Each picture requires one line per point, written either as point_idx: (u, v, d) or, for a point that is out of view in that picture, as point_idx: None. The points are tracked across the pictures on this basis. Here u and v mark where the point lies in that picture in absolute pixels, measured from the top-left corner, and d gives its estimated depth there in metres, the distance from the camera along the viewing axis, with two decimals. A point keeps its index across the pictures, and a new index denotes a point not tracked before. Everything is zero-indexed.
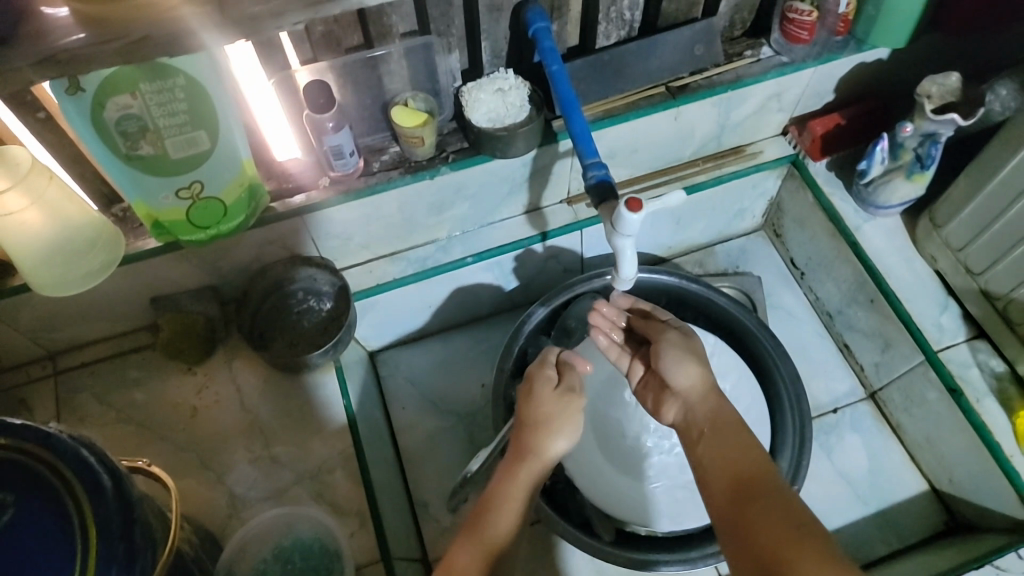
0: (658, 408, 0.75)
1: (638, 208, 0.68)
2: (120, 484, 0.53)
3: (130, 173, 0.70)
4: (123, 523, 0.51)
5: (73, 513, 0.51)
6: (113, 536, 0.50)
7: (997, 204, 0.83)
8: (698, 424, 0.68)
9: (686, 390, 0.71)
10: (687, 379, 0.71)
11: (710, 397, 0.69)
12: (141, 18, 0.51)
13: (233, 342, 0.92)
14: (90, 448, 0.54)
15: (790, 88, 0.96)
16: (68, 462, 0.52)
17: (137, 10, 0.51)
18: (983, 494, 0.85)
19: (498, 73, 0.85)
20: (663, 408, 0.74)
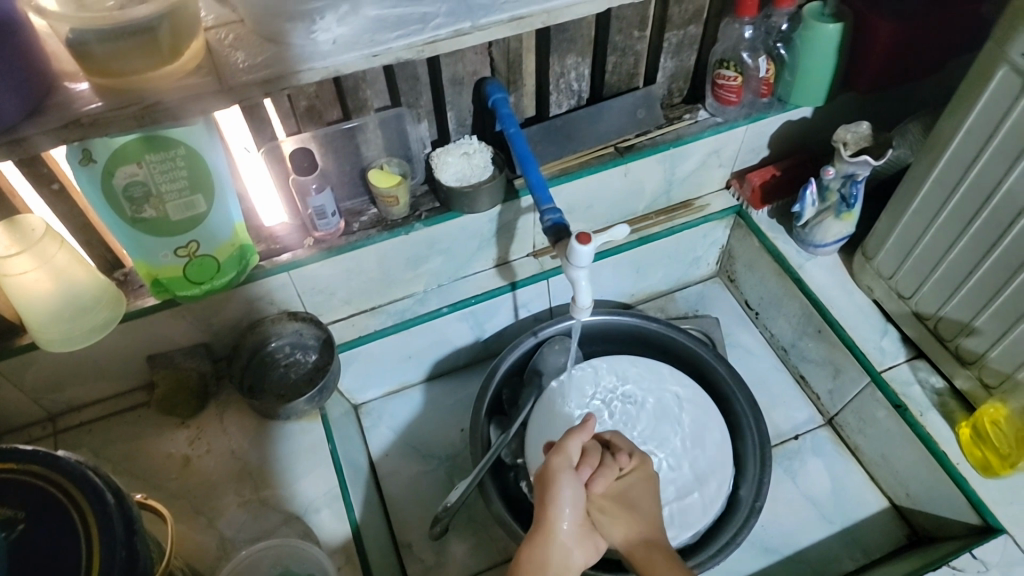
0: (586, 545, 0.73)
1: (588, 240, 0.77)
2: (123, 501, 0.58)
3: (134, 234, 0.79)
4: (125, 532, 0.56)
5: (81, 524, 0.56)
6: (117, 541, 0.55)
7: (916, 231, 0.93)
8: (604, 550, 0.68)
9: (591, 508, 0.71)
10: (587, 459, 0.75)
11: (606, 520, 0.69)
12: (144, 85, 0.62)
13: (223, 395, 0.98)
14: (94, 469, 0.59)
15: (726, 144, 1.07)
16: (76, 480, 0.57)
17: (139, 81, 0.61)
18: (939, 504, 0.91)
19: (463, 139, 0.96)
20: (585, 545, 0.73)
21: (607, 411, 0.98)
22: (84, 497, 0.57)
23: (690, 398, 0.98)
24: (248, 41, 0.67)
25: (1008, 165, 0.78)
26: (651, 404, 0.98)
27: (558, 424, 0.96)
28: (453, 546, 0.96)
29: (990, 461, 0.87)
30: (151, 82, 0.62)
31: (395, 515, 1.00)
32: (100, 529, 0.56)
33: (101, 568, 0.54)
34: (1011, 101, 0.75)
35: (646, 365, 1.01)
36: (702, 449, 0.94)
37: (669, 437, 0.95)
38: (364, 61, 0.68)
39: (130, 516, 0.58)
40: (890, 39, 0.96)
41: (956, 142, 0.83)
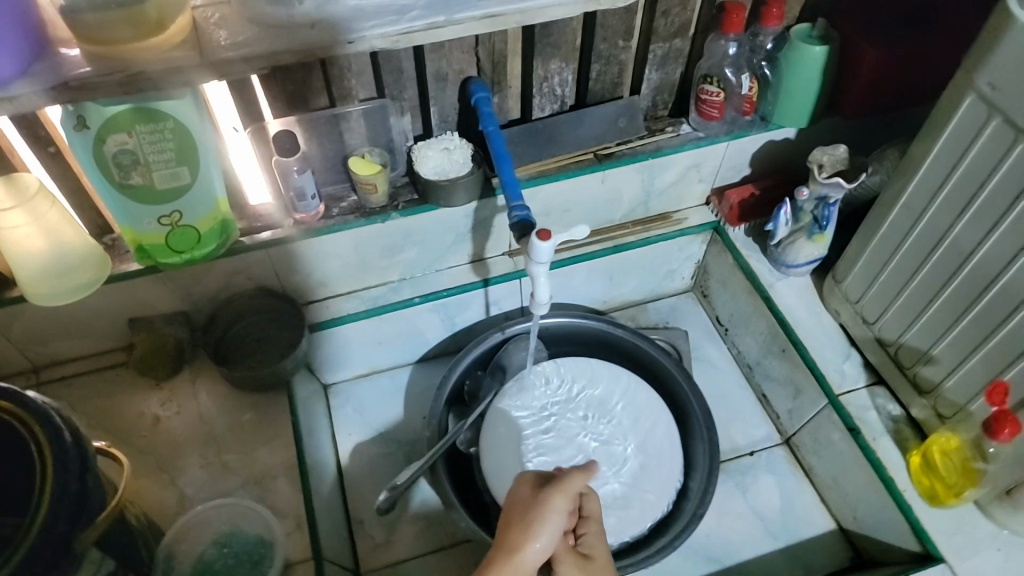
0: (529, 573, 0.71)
1: (548, 237, 0.79)
2: (79, 443, 0.62)
3: (121, 199, 0.83)
4: (79, 469, 0.60)
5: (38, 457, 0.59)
6: (71, 475, 0.59)
7: (883, 256, 0.94)
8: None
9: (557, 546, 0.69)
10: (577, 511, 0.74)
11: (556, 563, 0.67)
12: (132, 56, 0.66)
13: (198, 363, 1.02)
14: (59, 415, 0.62)
15: (707, 159, 1.10)
16: (38, 416, 0.61)
17: (125, 50, 0.65)
18: (882, 529, 0.92)
19: (445, 135, 0.99)
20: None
21: (564, 408, 1.00)
22: (44, 433, 0.60)
23: (647, 402, 1.00)
24: (233, 21, 0.71)
25: (974, 192, 0.79)
26: (608, 405, 1.01)
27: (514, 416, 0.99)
28: (403, 527, 0.99)
29: (937, 491, 0.87)
30: (136, 52, 0.66)
31: (350, 493, 1.04)
32: (55, 462, 0.59)
33: (52, 498, 0.57)
34: (976, 131, 0.76)
35: (606, 366, 1.03)
36: (652, 452, 0.97)
37: (622, 438, 0.98)
38: (342, 47, 0.72)
39: (85, 453, 0.62)
40: (874, 65, 0.97)
41: (924, 169, 0.84)
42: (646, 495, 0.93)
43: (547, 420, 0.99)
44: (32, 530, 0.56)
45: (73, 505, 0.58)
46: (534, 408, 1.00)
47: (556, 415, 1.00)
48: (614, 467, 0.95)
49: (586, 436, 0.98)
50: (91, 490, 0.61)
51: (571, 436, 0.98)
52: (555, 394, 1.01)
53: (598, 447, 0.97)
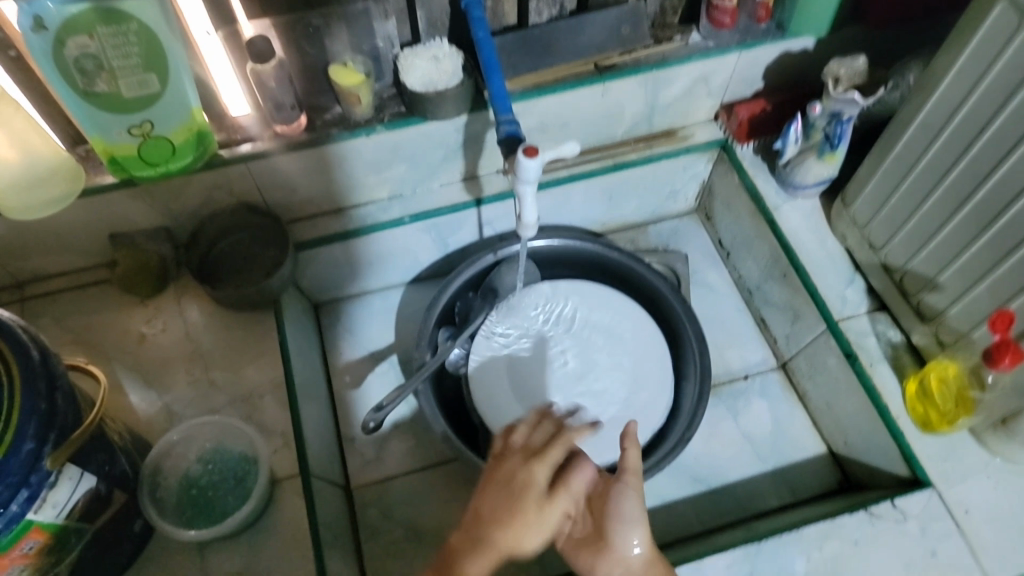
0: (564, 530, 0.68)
1: (534, 154, 0.75)
2: (47, 359, 0.62)
3: (87, 108, 0.79)
4: (47, 386, 0.61)
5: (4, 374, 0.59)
6: (39, 394, 0.60)
7: (895, 177, 0.89)
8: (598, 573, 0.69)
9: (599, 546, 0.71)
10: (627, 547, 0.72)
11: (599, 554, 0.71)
12: None
13: (183, 280, 1.00)
14: (26, 331, 0.63)
15: (716, 72, 1.03)
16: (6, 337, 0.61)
17: None
18: (871, 455, 0.91)
19: (434, 42, 0.93)
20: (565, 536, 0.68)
21: (555, 331, 0.98)
22: (10, 349, 0.60)
23: (640, 325, 0.98)
24: None
25: (995, 111, 0.73)
26: (599, 328, 0.99)
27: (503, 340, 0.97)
28: (393, 445, 1.00)
29: (931, 419, 0.86)
30: None
31: (342, 412, 1.04)
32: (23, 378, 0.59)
33: (20, 414, 0.58)
34: (1003, 44, 0.69)
35: (599, 289, 1.01)
36: (644, 375, 0.95)
37: (613, 361, 0.96)
38: None
39: (53, 370, 0.62)
40: None
41: (945, 84, 0.78)
42: (636, 417, 0.92)
43: (537, 343, 0.98)
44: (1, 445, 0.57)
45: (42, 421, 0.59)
46: (524, 331, 0.98)
47: (547, 338, 0.98)
48: (604, 390, 0.94)
49: (577, 359, 0.96)
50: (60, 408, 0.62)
51: (561, 359, 0.96)
52: (546, 317, 0.99)
53: (590, 370, 0.96)
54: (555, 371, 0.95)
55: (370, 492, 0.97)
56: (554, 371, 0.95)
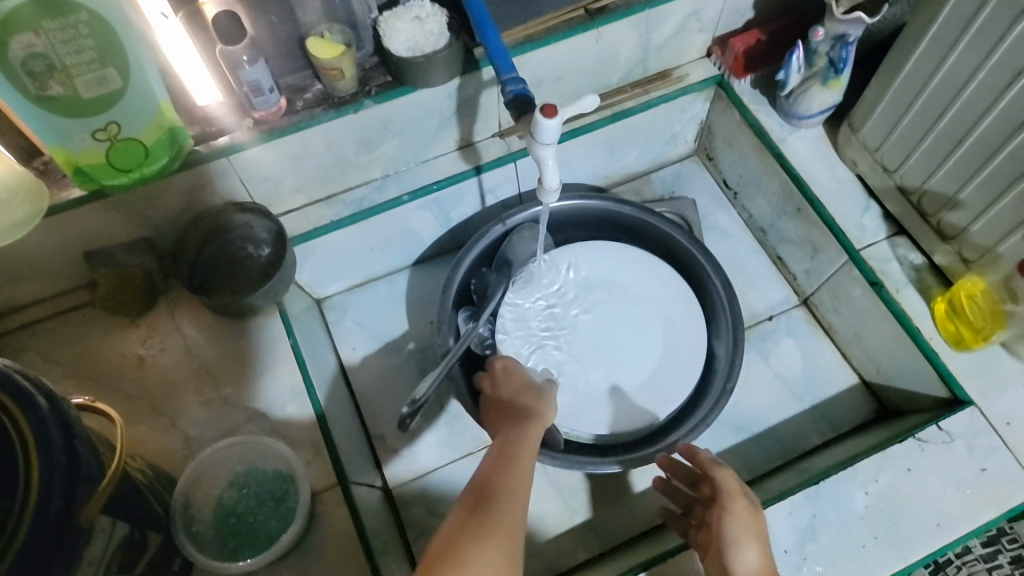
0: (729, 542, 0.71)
1: (553, 113, 0.69)
2: (57, 406, 0.55)
3: (42, 115, 0.70)
4: (63, 435, 0.54)
5: (11, 430, 0.52)
6: (55, 446, 0.53)
7: (908, 96, 0.85)
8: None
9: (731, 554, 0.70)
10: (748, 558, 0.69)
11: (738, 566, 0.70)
12: None
13: (174, 293, 0.93)
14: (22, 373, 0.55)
15: (709, 4, 0.95)
16: (4, 387, 0.53)
17: None
18: (906, 380, 0.92)
19: (415, 1, 0.85)
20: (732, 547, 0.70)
21: (578, 294, 0.96)
22: (12, 399, 0.53)
23: (661, 277, 0.96)
24: None
25: (1014, 17, 0.68)
26: (621, 285, 0.97)
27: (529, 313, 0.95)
28: (426, 435, 0.97)
29: (963, 335, 0.86)
30: None
31: (366, 408, 0.99)
32: (35, 430, 0.53)
33: (40, 474, 0.51)
34: None
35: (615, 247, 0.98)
36: (675, 327, 0.94)
37: (641, 317, 0.95)
38: None
39: (67, 417, 0.55)
40: None
41: None
42: (674, 372, 0.92)
43: (563, 310, 0.95)
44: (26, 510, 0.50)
45: (66, 477, 0.53)
46: (549, 301, 0.96)
47: (572, 303, 0.96)
48: (638, 349, 0.93)
49: (606, 320, 0.95)
50: (83, 458, 0.55)
51: (590, 323, 0.95)
52: (567, 283, 0.97)
53: (620, 330, 0.94)
54: (585, 336, 0.94)
55: (410, 488, 0.94)
56: (585, 336, 0.94)
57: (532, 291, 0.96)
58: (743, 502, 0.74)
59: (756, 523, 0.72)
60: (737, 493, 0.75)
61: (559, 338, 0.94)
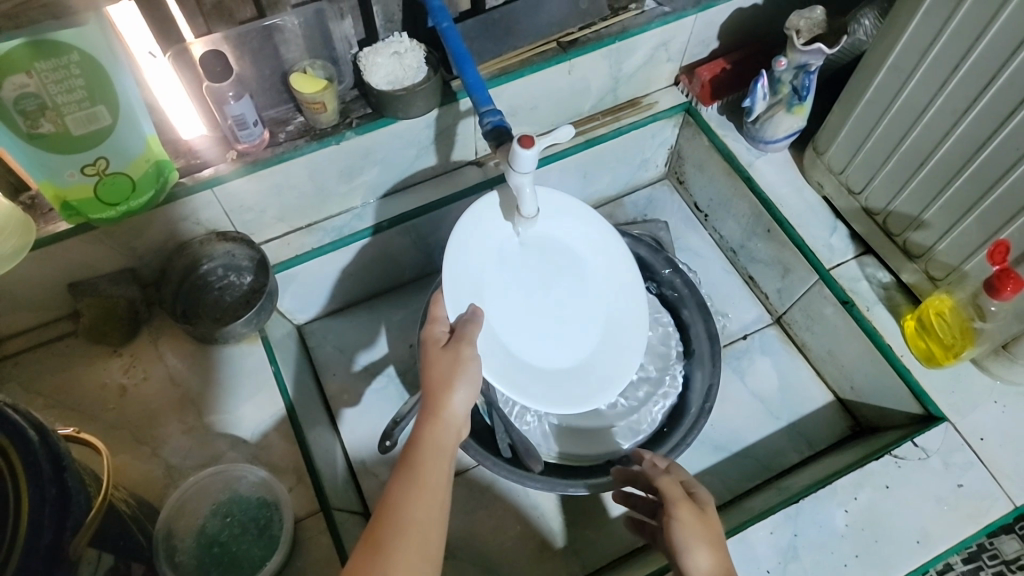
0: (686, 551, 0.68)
1: (531, 144, 0.73)
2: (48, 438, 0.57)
3: (33, 153, 0.73)
4: (53, 468, 0.56)
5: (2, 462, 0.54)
6: (46, 479, 0.55)
7: (868, 122, 0.88)
8: None
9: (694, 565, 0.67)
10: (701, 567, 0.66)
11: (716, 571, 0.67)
12: None
13: (157, 322, 0.94)
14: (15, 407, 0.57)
15: (675, 36, 0.98)
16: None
17: None
18: (881, 396, 0.94)
19: (393, 37, 0.88)
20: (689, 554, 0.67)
21: (525, 248, 0.88)
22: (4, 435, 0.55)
23: (621, 248, 0.93)
24: None
25: (968, 47, 0.72)
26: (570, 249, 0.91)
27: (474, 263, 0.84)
28: None
29: (934, 352, 0.88)
30: None
31: (346, 434, 1.00)
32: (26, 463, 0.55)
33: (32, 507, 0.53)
34: None
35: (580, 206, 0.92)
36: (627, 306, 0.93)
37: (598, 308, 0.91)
38: None
39: (56, 450, 0.57)
40: None
41: (913, 25, 0.77)
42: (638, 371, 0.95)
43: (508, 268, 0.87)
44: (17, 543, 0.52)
45: (54, 508, 0.55)
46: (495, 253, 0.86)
47: (519, 262, 0.87)
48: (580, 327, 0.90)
49: (550, 289, 0.89)
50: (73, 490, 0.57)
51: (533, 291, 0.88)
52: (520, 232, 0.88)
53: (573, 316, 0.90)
54: (526, 305, 0.87)
55: None
56: (525, 305, 0.87)
57: (487, 233, 0.86)
58: (690, 510, 0.70)
59: (704, 528, 0.69)
60: (682, 498, 0.72)
61: (498, 308, 0.85)
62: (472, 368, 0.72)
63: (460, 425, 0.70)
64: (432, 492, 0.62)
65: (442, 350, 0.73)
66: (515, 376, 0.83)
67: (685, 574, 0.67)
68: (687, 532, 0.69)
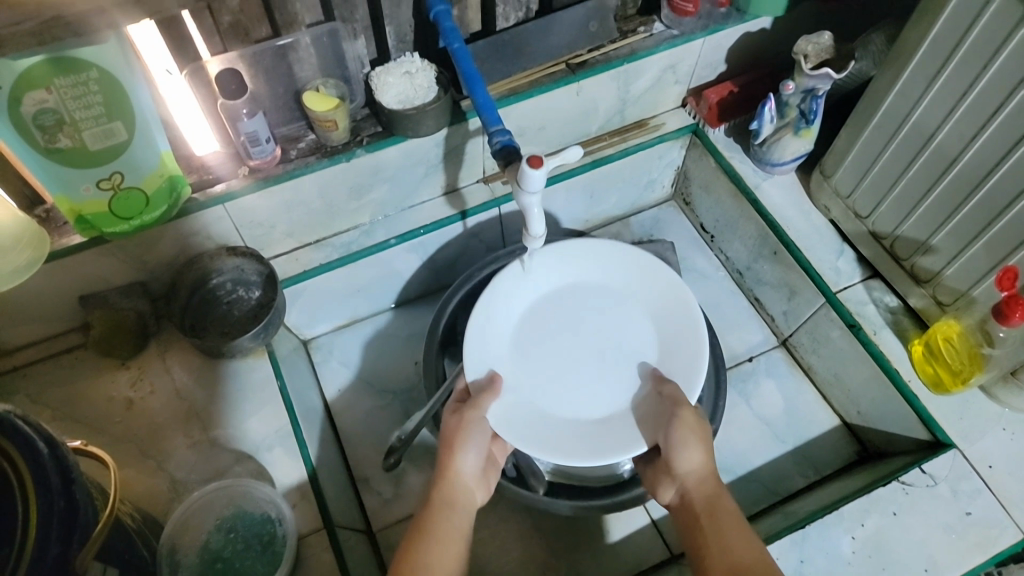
0: (681, 449, 0.77)
1: (539, 164, 0.74)
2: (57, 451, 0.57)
3: (50, 167, 0.75)
4: (61, 481, 0.57)
5: (11, 474, 0.54)
6: (54, 491, 0.55)
7: (876, 147, 0.89)
8: (696, 502, 0.73)
9: (683, 470, 0.76)
10: (692, 463, 0.76)
11: (706, 482, 0.75)
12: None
13: (165, 335, 0.95)
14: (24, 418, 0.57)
15: (683, 59, 0.99)
16: (7, 434, 0.55)
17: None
18: (888, 421, 0.93)
19: (404, 58, 0.90)
20: (682, 451, 0.77)
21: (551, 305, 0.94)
22: (14, 446, 0.56)
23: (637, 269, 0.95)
24: None
25: (976, 74, 0.73)
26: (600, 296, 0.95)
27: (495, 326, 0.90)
28: (410, 478, 0.98)
29: (941, 377, 0.88)
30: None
31: (350, 450, 1.00)
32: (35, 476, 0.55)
33: (39, 520, 0.54)
34: (980, 8, 0.69)
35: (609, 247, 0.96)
36: (666, 341, 0.91)
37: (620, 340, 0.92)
38: None
39: (65, 465, 0.58)
40: None
41: (921, 52, 0.78)
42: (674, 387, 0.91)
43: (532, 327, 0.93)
44: (23, 556, 0.52)
45: (61, 521, 0.55)
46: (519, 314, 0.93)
47: (544, 320, 0.93)
48: (614, 372, 0.90)
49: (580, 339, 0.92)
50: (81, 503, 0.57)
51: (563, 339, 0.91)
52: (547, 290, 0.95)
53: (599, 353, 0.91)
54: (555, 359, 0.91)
55: (393, 533, 0.94)
56: (555, 358, 0.91)
57: (514, 295, 0.93)
58: (692, 413, 0.79)
59: (699, 429, 0.78)
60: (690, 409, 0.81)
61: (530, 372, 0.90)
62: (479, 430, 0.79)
63: (473, 484, 0.77)
64: (452, 539, 0.70)
65: (453, 413, 0.81)
66: (542, 431, 0.85)
67: (675, 468, 0.77)
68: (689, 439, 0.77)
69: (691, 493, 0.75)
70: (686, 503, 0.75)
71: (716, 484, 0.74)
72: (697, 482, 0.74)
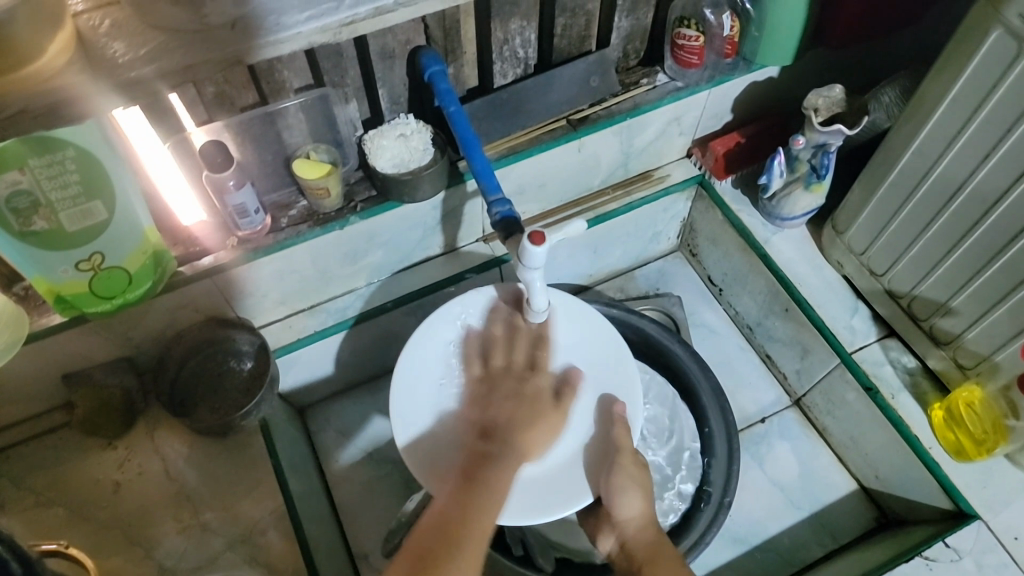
0: (625, 500, 0.74)
1: (541, 241, 0.70)
2: None
3: (25, 250, 0.70)
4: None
5: None
6: None
7: (891, 205, 0.85)
8: (637, 557, 0.73)
9: (626, 520, 0.74)
10: (631, 512, 0.74)
11: (649, 528, 0.74)
12: (13, 92, 0.50)
13: (153, 411, 0.91)
14: None
15: (688, 111, 0.95)
16: None
17: (9, 85, 0.50)
18: (908, 488, 0.90)
19: (399, 119, 0.86)
20: (623, 502, 0.74)
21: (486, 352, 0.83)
22: None
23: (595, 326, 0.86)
24: (129, 28, 0.57)
25: (999, 137, 0.69)
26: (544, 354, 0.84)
27: (421, 380, 0.81)
28: None
29: (963, 445, 0.84)
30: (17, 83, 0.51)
31: (350, 525, 0.97)
32: None
33: None
34: (1004, 68, 0.65)
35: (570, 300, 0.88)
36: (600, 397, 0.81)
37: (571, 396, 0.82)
38: (320, 30, 0.62)
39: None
40: (858, 11, 0.85)
41: (940, 111, 0.74)
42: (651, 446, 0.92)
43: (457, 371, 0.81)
44: None
45: None
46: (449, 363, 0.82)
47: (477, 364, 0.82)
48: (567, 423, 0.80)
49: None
50: None
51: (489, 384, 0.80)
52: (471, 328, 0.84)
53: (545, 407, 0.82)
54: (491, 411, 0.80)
55: None
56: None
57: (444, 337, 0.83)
58: (633, 459, 0.75)
59: (641, 474, 0.74)
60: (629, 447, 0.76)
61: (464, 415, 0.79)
62: (548, 413, 0.76)
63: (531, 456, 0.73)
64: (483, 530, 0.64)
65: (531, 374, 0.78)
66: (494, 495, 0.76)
67: (615, 514, 0.74)
68: (632, 485, 0.74)
69: (632, 543, 0.74)
70: (627, 554, 0.74)
71: (657, 534, 0.74)
72: (639, 534, 0.74)
